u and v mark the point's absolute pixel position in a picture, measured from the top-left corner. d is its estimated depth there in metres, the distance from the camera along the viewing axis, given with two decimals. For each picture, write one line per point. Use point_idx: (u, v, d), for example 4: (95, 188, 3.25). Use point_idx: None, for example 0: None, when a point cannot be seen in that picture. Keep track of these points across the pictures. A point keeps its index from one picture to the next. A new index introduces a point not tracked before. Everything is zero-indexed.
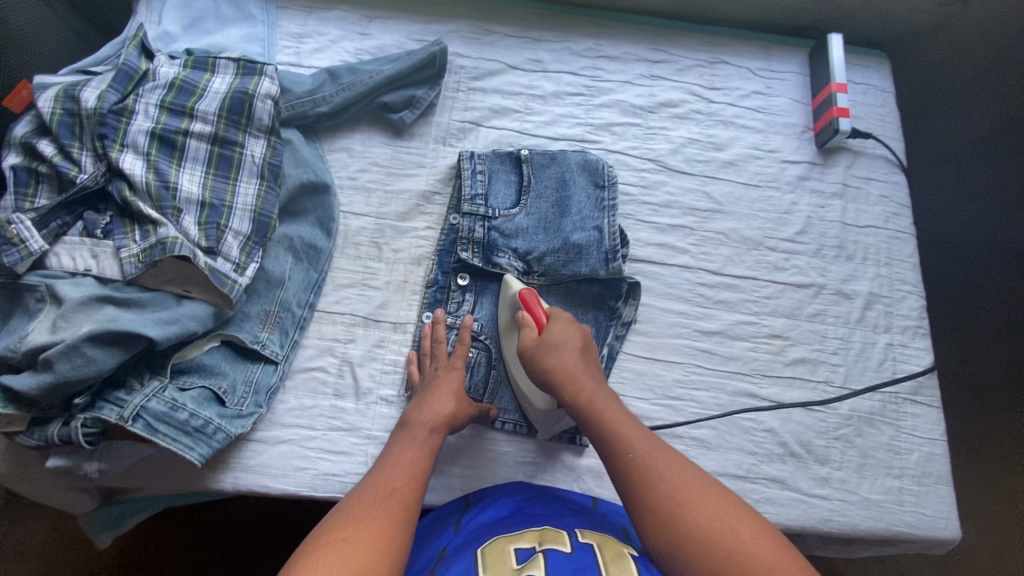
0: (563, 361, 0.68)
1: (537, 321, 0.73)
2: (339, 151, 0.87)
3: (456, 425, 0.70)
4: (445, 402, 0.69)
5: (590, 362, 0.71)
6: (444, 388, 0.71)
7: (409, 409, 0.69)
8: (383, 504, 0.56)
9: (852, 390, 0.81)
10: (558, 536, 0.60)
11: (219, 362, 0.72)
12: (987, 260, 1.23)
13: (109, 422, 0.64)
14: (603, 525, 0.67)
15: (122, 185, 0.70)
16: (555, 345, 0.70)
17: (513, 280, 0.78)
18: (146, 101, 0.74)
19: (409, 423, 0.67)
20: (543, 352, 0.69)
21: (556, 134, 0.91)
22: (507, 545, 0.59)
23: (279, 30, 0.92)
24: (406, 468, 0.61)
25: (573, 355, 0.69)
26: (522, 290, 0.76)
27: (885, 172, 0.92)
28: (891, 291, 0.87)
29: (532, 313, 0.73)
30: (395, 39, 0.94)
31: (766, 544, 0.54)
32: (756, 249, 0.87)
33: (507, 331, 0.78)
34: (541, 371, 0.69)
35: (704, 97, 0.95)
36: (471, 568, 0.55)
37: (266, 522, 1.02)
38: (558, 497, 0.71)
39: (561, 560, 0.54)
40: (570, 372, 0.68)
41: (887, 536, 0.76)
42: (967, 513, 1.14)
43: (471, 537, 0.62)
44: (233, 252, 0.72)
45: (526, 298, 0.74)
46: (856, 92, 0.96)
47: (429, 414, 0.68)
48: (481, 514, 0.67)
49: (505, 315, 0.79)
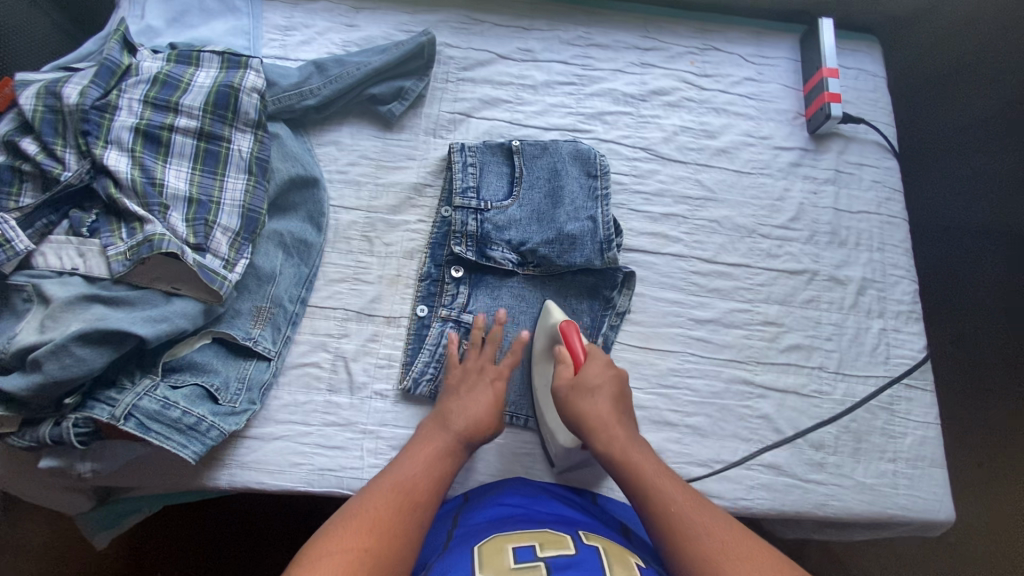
0: (598, 409, 0.67)
1: (575, 358, 0.71)
2: (328, 144, 0.86)
3: (484, 440, 0.69)
4: (486, 415, 0.69)
5: (624, 408, 0.69)
6: (486, 399, 0.70)
7: (447, 408, 0.69)
8: (402, 519, 0.56)
9: (846, 375, 0.82)
10: (558, 535, 0.60)
11: (211, 359, 0.71)
12: (980, 246, 1.23)
13: (100, 422, 0.63)
14: (600, 524, 0.67)
15: (107, 182, 0.69)
16: (591, 388, 0.68)
17: (553, 309, 0.77)
18: (129, 96, 0.73)
19: (448, 424, 0.67)
20: (576, 393, 0.68)
21: (548, 124, 0.90)
22: (507, 542, 0.59)
23: (264, 23, 0.91)
24: (431, 483, 0.61)
25: (608, 400, 0.68)
26: (564, 321, 0.74)
27: (877, 157, 0.92)
28: (884, 277, 0.87)
29: (570, 347, 0.72)
30: (383, 30, 0.92)
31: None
32: (749, 236, 0.87)
33: (541, 359, 0.77)
34: (572, 414, 0.68)
35: (695, 84, 0.94)
36: (468, 566, 0.55)
37: (263, 518, 1.02)
38: (559, 497, 0.71)
39: (563, 562, 0.54)
40: (603, 420, 0.66)
41: (881, 520, 0.76)
42: (962, 494, 1.15)
43: (469, 534, 0.62)
44: (222, 248, 0.71)
45: (566, 330, 0.73)
46: (847, 77, 0.96)
47: (469, 424, 0.68)
48: (480, 512, 0.67)
49: (541, 342, 0.77)
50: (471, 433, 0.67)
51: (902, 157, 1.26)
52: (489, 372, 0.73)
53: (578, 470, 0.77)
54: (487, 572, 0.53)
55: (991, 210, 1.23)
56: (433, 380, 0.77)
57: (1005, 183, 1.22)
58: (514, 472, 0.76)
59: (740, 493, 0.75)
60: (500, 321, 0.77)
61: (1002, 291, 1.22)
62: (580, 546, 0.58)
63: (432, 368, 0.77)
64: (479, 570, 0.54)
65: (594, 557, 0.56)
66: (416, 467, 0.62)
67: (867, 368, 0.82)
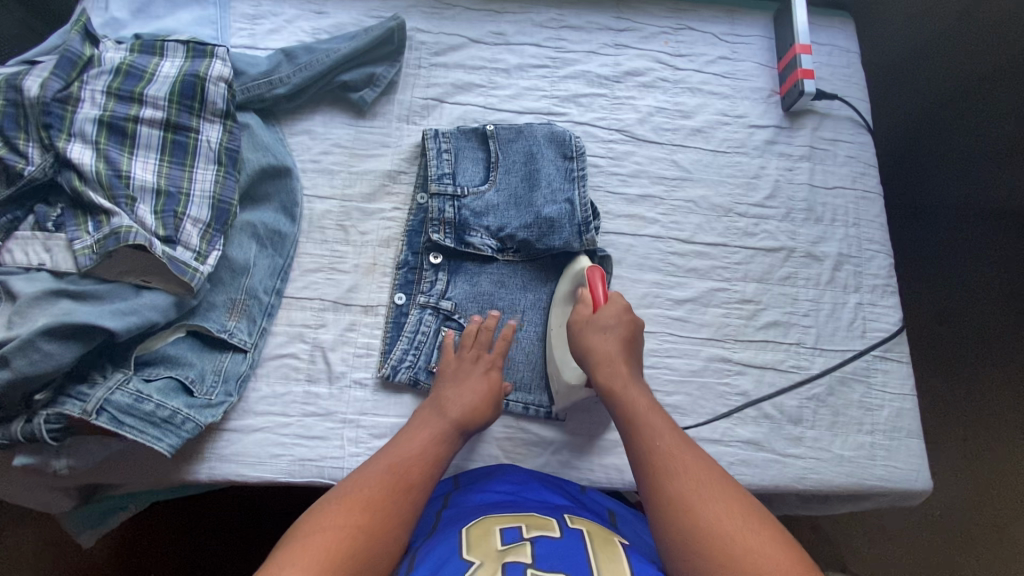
0: (607, 346, 0.69)
1: (594, 300, 0.73)
2: (300, 133, 0.85)
3: (479, 428, 0.70)
4: (481, 405, 0.70)
5: (633, 351, 0.71)
6: (482, 388, 0.71)
7: (445, 393, 0.71)
8: (393, 501, 0.59)
9: (824, 350, 0.82)
10: (547, 519, 0.60)
11: (185, 352, 0.71)
12: (966, 220, 1.27)
13: (73, 418, 0.63)
14: (590, 509, 0.68)
15: (71, 175, 0.68)
16: (604, 327, 0.70)
17: (582, 258, 0.78)
18: (92, 88, 0.71)
19: (446, 411, 0.68)
20: (588, 330, 0.70)
21: (522, 108, 0.90)
22: (494, 524, 0.59)
23: (231, 11, 0.90)
24: (427, 467, 0.63)
25: (619, 342, 0.69)
26: (591, 265, 0.76)
27: (851, 133, 0.93)
28: (860, 252, 0.87)
29: (593, 291, 0.73)
30: (352, 16, 0.91)
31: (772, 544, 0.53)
32: (725, 215, 0.87)
33: (561, 304, 0.79)
34: (580, 347, 0.70)
35: (670, 65, 0.94)
36: (454, 547, 0.55)
37: (252, 512, 1.02)
38: (550, 481, 0.71)
39: (549, 545, 0.55)
40: (608, 357, 0.68)
41: (860, 491, 0.77)
42: (945, 466, 1.17)
43: (458, 517, 0.63)
44: (193, 239, 0.71)
45: (591, 275, 0.75)
46: (821, 53, 0.96)
47: (464, 412, 0.69)
48: (471, 496, 0.67)
49: (564, 287, 0.79)
50: (465, 420, 0.69)
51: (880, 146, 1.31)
52: (486, 363, 0.74)
53: (562, 453, 0.76)
54: (473, 553, 0.54)
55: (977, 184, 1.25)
56: (412, 367, 0.76)
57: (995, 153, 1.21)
58: (496, 457, 0.75)
59: None
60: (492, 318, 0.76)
61: (987, 264, 1.25)
62: (568, 531, 0.58)
63: (412, 355, 0.77)
64: (465, 551, 0.54)
65: (580, 540, 0.56)
66: (410, 450, 0.64)
67: (844, 343, 0.83)
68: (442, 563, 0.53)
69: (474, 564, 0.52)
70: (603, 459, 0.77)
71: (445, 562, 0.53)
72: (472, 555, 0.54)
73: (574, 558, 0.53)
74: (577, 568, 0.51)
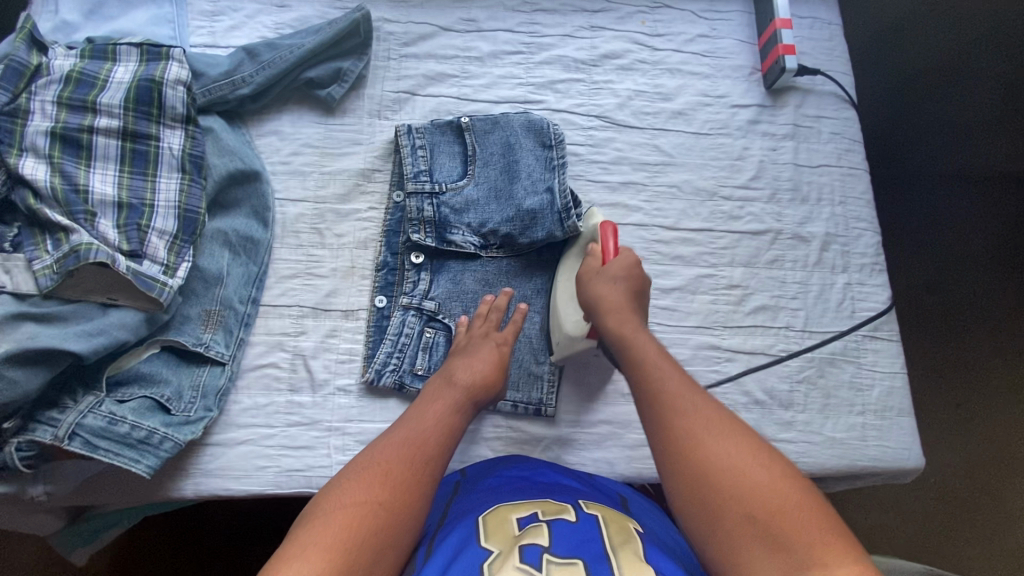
0: (613, 294, 0.69)
1: (604, 253, 0.74)
2: (267, 134, 0.82)
3: (491, 396, 0.69)
4: (491, 372, 0.69)
5: (640, 303, 0.71)
6: (491, 358, 0.70)
7: (452, 365, 0.69)
8: (412, 472, 0.57)
9: (813, 332, 0.81)
10: (561, 506, 0.59)
11: (160, 369, 0.69)
12: (969, 192, 1.26)
13: (45, 444, 0.61)
14: (598, 493, 0.67)
15: (25, 193, 0.65)
16: (614, 278, 0.71)
17: (597, 213, 0.78)
18: (41, 99, 0.68)
19: (455, 380, 0.67)
20: (596, 280, 0.71)
21: (498, 97, 0.87)
22: (509, 513, 0.57)
23: (189, 9, 0.86)
24: (443, 438, 0.62)
25: (625, 292, 0.70)
26: (604, 221, 0.76)
27: (835, 108, 0.90)
28: (846, 230, 0.86)
29: (604, 244, 0.74)
30: (316, 9, 0.87)
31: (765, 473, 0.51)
32: (709, 199, 0.85)
33: (574, 257, 0.78)
34: (590, 296, 0.70)
35: (648, 45, 0.91)
36: (470, 536, 0.54)
37: (246, 519, 1.01)
38: (564, 470, 0.69)
39: (566, 533, 0.53)
40: (615, 305, 0.69)
41: (853, 472, 0.77)
42: (936, 438, 1.17)
43: (469, 504, 0.61)
44: (159, 252, 0.68)
45: (603, 229, 0.75)
46: (802, 27, 0.93)
47: (475, 380, 0.68)
48: (483, 481, 0.66)
49: (578, 242, 0.78)
50: (478, 390, 0.67)
51: (868, 140, 1.26)
52: (496, 339, 0.73)
53: (553, 450, 0.76)
54: (492, 541, 0.52)
55: (977, 154, 1.24)
56: (396, 370, 0.75)
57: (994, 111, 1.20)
58: (487, 456, 0.74)
59: None
60: (489, 303, 0.76)
61: (981, 238, 1.25)
62: (583, 516, 0.57)
63: (396, 359, 0.75)
64: (483, 540, 0.53)
65: (595, 526, 0.55)
66: (425, 421, 0.63)
67: (833, 323, 0.82)
68: (459, 550, 0.52)
69: (493, 553, 0.51)
70: (594, 453, 0.76)
71: (462, 550, 0.52)
72: (491, 544, 0.52)
73: (590, 545, 0.52)
74: (594, 555, 0.50)
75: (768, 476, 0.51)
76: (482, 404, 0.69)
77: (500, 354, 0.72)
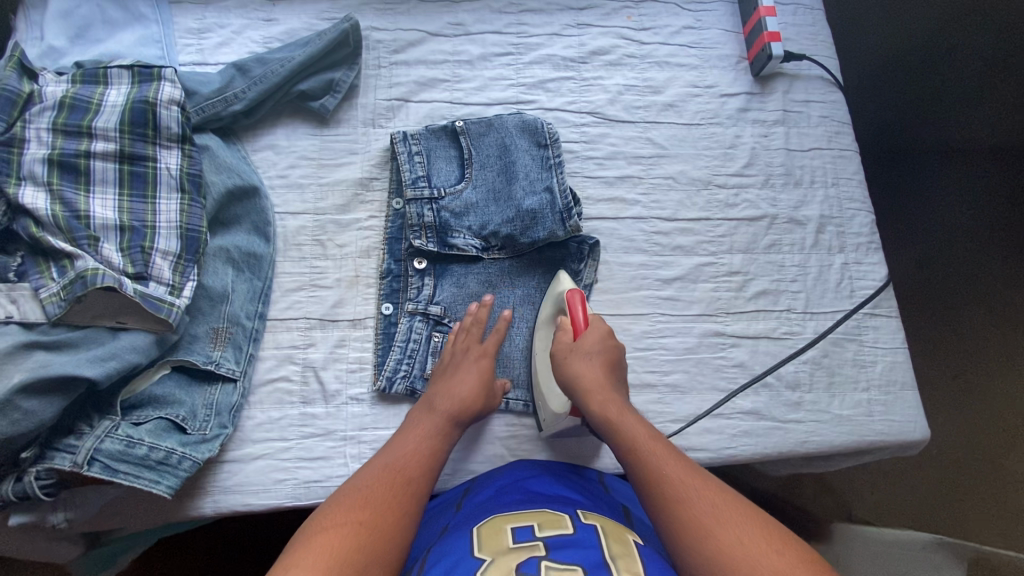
0: (591, 371, 0.67)
1: (576, 325, 0.71)
2: (264, 149, 0.82)
3: (476, 416, 0.70)
4: (470, 393, 0.69)
5: (617, 377, 0.69)
6: (471, 378, 0.71)
7: (432, 390, 0.71)
8: (392, 497, 0.58)
9: (814, 313, 0.83)
10: (559, 516, 0.59)
11: (173, 389, 0.69)
12: (963, 163, 1.29)
13: (63, 471, 0.61)
14: (602, 504, 0.66)
15: (27, 221, 0.65)
16: (588, 353, 0.69)
17: (564, 276, 0.76)
18: (36, 126, 0.68)
19: (434, 407, 0.68)
20: (572, 358, 0.69)
21: (490, 99, 0.87)
22: (506, 523, 0.58)
23: (176, 27, 0.86)
24: (424, 462, 0.63)
25: (602, 369, 0.68)
26: (569, 289, 0.73)
27: (822, 92, 0.92)
28: (841, 212, 0.87)
29: (573, 315, 0.72)
30: (304, 21, 0.88)
31: (782, 557, 0.50)
32: (705, 188, 0.86)
33: (546, 325, 0.77)
34: (565, 376, 0.68)
35: (635, 40, 0.92)
36: (467, 548, 0.54)
37: (264, 533, 1.01)
38: (569, 480, 0.69)
39: (563, 543, 0.53)
40: (595, 383, 0.67)
41: (861, 447, 0.78)
42: (936, 409, 1.19)
43: (470, 517, 0.62)
44: (165, 273, 0.68)
45: (572, 298, 0.72)
46: (785, 14, 0.94)
47: (456, 403, 0.68)
48: (485, 493, 0.66)
49: (548, 310, 0.77)
50: (460, 411, 0.68)
51: (858, 116, 1.28)
52: (476, 356, 0.74)
53: (567, 445, 0.76)
54: (485, 552, 0.53)
55: (971, 125, 1.25)
56: (408, 376, 0.75)
57: (988, 73, 1.19)
58: (501, 456, 0.75)
59: (724, 443, 0.76)
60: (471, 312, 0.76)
61: (979, 207, 1.28)
62: (581, 526, 0.57)
63: (406, 365, 0.76)
64: (477, 551, 0.53)
65: (593, 535, 0.55)
66: (406, 448, 0.63)
67: (833, 303, 0.83)
68: (455, 564, 0.52)
69: (487, 562, 0.51)
70: (607, 445, 0.77)
71: (459, 562, 0.52)
72: (485, 554, 0.53)
73: (587, 553, 0.51)
74: (591, 563, 0.50)
75: (789, 560, 0.49)
76: (467, 424, 0.69)
77: (480, 369, 0.72)
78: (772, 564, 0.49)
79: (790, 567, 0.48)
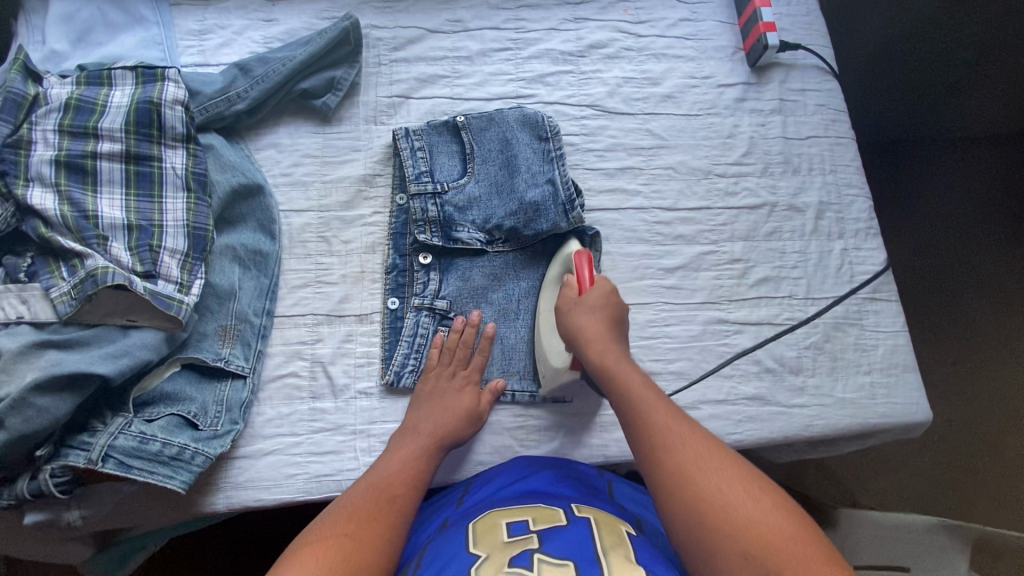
0: (592, 325, 0.69)
1: (581, 283, 0.73)
2: (267, 148, 0.83)
3: (458, 440, 0.70)
4: (452, 419, 0.70)
5: (620, 332, 0.70)
6: (453, 402, 0.72)
7: (413, 414, 0.72)
8: (378, 511, 0.59)
9: (816, 299, 0.84)
10: (555, 511, 0.59)
11: (183, 386, 0.69)
12: (956, 154, 1.32)
13: (78, 468, 0.62)
14: (599, 500, 0.66)
15: (36, 222, 0.65)
16: (592, 307, 0.70)
17: (570, 242, 0.78)
18: (42, 128, 0.69)
19: (418, 430, 0.69)
20: (574, 312, 0.70)
21: (490, 94, 0.88)
22: (501, 518, 0.58)
23: (177, 29, 0.86)
24: (410, 480, 0.64)
25: (604, 323, 0.69)
26: (577, 250, 0.76)
27: (818, 80, 0.93)
28: (839, 198, 0.88)
29: (579, 273, 0.73)
30: (304, 21, 0.88)
31: (749, 498, 0.51)
32: (705, 178, 0.87)
33: (552, 285, 0.78)
34: (569, 327, 0.70)
35: (632, 33, 0.93)
36: (462, 545, 0.55)
37: (275, 532, 1.01)
38: (568, 475, 0.69)
39: (558, 537, 0.53)
40: (596, 334, 0.68)
41: (865, 430, 0.79)
42: (939, 396, 1.20)
43: (467, 515, 0.62)
44: (173, 271, 0.69)
45: (578, 258, 0.74)
46: (780, 4, 0.96)
47: (438, 428, 0.69)
48: (482, 492, 0.67)
49: (554, 271, 0.79)
50: (443, 434, 0.69)
51: (854, 109, 1.30)
52: (462, 377, 0.75)
53: (575, 434, 0.77)
54: (479, 548, 0.53)
55: (965, 114, 1.27)
56: (416, 370, 0.76)
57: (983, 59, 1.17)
58: (509, 446, 0.76)
59: (730, 428, 0.77)
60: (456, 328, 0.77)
61: (975, 196, 1.30)
62: (575, 520, 0.57)
63: (414, 359, 0.77)
64: (471, 547, 0.54)
65: (587, 529, 0.55)
66: (392, 466, 0.65)
67: (833, 289, 0.84)
68: (449, 561, 0.53)
69: (481, 558, 0.51)
70: (614, 433, 0.78)
71: (452, 560, 0.53)
72: (479, 549, 0.53)
73: (581, 547, 0.52)
74: (584, 558, 0.50)
75: (754, 501, 0.50)
76: (449, 448, 0.70)
77: (462, 395, 0.73)
78: (736, 504, 0.50)
79: (754, 508, 0.50)
